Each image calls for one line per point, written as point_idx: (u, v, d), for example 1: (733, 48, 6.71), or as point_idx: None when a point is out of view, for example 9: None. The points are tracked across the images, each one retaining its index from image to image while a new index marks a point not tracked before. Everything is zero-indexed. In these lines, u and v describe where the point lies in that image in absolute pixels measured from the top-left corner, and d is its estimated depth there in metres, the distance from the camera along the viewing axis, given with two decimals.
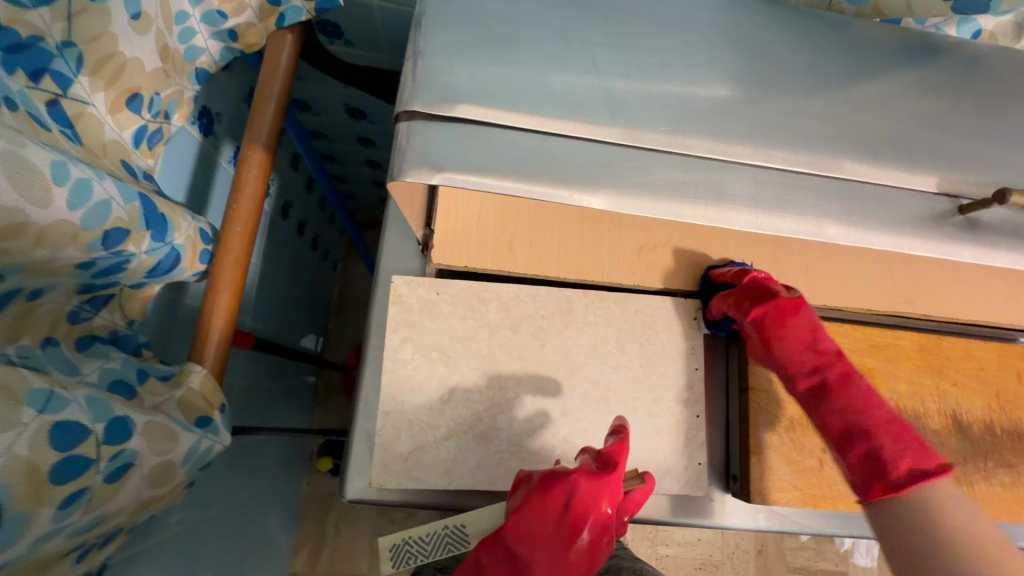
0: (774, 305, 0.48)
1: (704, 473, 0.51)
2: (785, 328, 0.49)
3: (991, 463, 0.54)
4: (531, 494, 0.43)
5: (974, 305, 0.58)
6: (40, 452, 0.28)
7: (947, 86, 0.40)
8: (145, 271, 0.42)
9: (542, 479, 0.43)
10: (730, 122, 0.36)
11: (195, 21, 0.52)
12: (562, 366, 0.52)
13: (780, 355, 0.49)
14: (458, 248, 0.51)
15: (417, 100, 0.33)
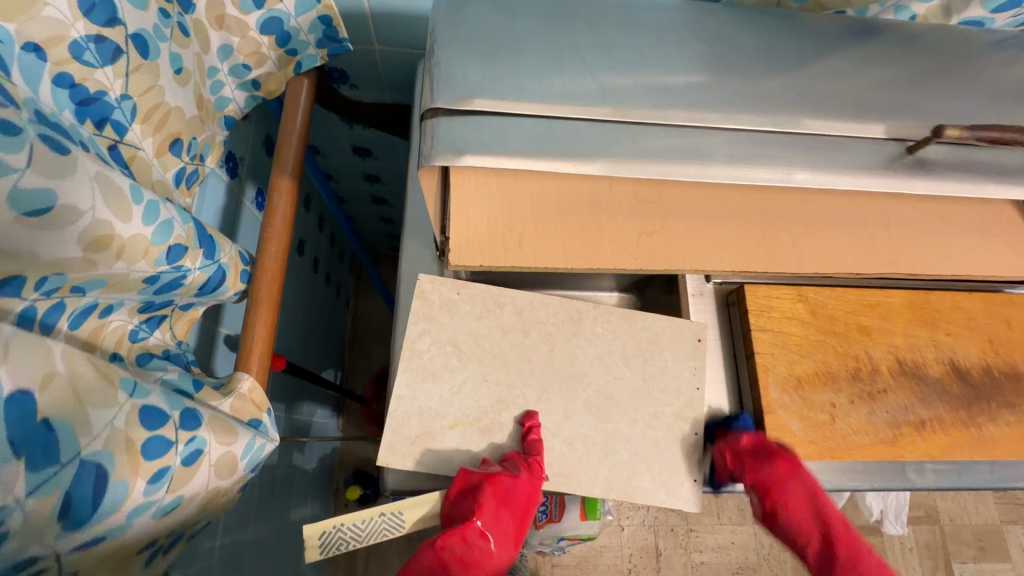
0: (772, 471, 0.51)
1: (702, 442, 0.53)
2: (788, 499, 0.52)
3: (994, 404, 0.57)
4: (486, 491, 0.46)
5: (953, 262, 0.63)
6: (134, 430, 0.32)
7: (889, 59, 0.45)
8: (197, 287, 0.47)
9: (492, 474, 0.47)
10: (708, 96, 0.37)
11: (224, 75, 0.60)
12: (568, 372, 0.54)
13: (786, 525, 0.53)
14: (473, 250, 0.58)
15: (440, 99, 0.33)
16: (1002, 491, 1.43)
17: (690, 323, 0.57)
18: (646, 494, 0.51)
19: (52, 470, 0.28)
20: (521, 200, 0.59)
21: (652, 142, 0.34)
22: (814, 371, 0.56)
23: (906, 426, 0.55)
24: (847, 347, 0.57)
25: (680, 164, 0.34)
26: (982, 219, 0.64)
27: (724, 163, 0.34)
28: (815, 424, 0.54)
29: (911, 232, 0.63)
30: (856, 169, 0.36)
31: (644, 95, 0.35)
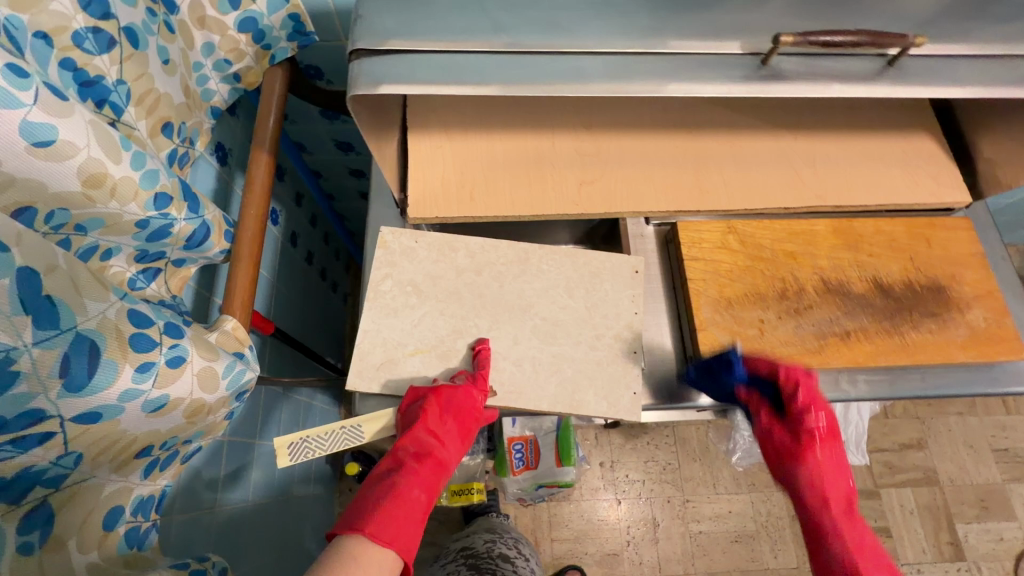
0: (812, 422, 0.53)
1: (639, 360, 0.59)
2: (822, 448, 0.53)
3: (916, 314, 0.61)
4: (430, 402, 0.54)
5: (877, 193, 0.68)
6: (124, 324, 0.39)
7: None
8: (184, 239, 0.54)
9: (433, 390, 0.55)
10: (598, 22, 0.42)
11: (208, 69, 0.68)
12: (516, 304, 0.61)
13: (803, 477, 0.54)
14: (429, 204, 0.64)
15: (361, 42, 0.40)
16: (1001, 450, 1.42)
17: (628, 258, 0.63)
18: (590, 407, 0.57)
19: (52, 331, 0.35)
20: (471, 160, 0.66)
21: (539, 67, 0.41)
22: (743, 293, 0.61)
23: (831, 336, 0.60)
24: (774, 270, 0.63)
25: (563, 83, 0.40)
26: (904, 156, 0.70)
27: (601, 80, 0.41)
28: (746, 338, 0.60)
29: (836, 169, 0.69)
30: (722, 80, 0.42)
31: (532, 23, 0.41)
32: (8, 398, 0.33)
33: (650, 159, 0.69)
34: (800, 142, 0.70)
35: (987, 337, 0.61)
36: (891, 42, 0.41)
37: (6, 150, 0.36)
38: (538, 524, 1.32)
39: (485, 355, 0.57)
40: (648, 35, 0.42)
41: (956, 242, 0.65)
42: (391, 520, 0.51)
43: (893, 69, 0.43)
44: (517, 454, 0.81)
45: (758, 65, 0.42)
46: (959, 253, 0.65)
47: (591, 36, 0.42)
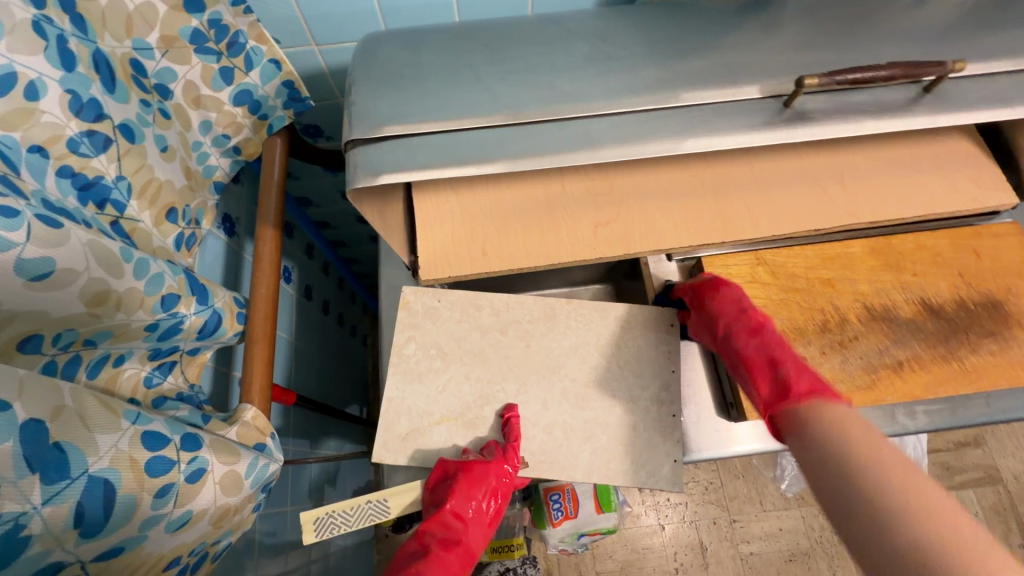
0: None
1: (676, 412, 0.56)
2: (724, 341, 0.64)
3: (973, 335, 0.57)
4: (459, 483, 0.52)
5: (915, 204, 0.63)
6: (138, 450, 0.38)
7: (785, 20, 0.48)
8: (196, 331, 0.53)
9: (464, 469, 0.53)
10: (599, 85, 0.40)
11: (208, 146, 0.68)
12: (545, 363, 0.58)
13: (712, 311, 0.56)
14: (440, 263, 0.62)
15: (356, 131, 0.39)
16: None
17: (663, 310, 0.61)
18: (630, 459, 0.55)
19: (64, 483, 0.33)
20: (479, 213, 0.64)
21: (545, 136, 0.39)
22: (781, 328, 0.58)
23: (882, 368, 0.56)
24: (811, 301, 0.59)
25: (573, 151, 0.38)
26: (939, 159, 0.65)
27: (611, 144, 0.38)
28: None
29: (867, 182, 0.65)
30: (740, 129, 0.39)
31: (534, 95, 0.40)
32: (23, 562, 0.32)
33: (667, 191, 0.65)
34: (824, 157, 0.66)
35: None
36: (926, 71, 0.38)
37: (5, 291, 0.35)
38: (582, 558, 1.27)
39: (514, 424, 0.55)
40: (654, 92, 0.40)
41: (1007, 250, 0.61)
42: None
43: (931, 95, 0.40)
44: (555, 505, 0.79)
45: (780, 108, 0.40)
46: (1012, 261, 0.60)
47: (598, 98, 0.40)
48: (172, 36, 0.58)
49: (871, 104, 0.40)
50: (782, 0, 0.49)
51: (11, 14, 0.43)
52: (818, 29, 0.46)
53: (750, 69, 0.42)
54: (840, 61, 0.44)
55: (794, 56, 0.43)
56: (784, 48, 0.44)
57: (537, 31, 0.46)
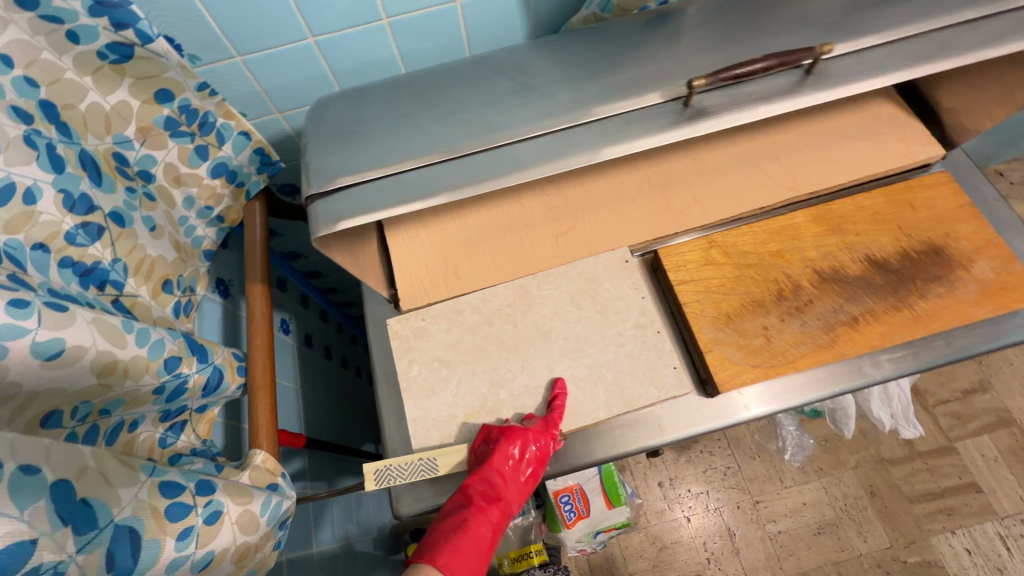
0: None
1: (659, 379, 0.59)
2: None
3: (921, 282, 0.60)
4: (501, 446, 0.56)
5: (847, 169, 0.68)
6: (156, 498, 0.42)
7: (685, 29, 0.54)
8: (201, 389, 0.57)
9: (506, 436, 0.56)
10: (522, 112, 0.46)
11: (193, 220, 0.73)
12: (535, 333, 0.62)
13: None
14: (417, 291, 0.66)
15: (312, 187, 0.44)
16: None
17: (614, 251, 0.66)
18: (642, 397, 0.58)
19: (92, 532, 0.38)
20: (447, 243, 0.69)
21: (479, 163, 0.44)
22: (739, 304, 0.61)
23: (839, 326, 0.59)
24: (765, 275, 0.63)
25: (505, 173, 0.43)
26: (865, 124, 0.70)
27: (536, 162, 0.43)
28: (755, 349, 0.59)
29: (801, 156, 0.69)
30: (651, 131, 0.44)
31: (465, 131, 0.45)
32: None
33: (620, 193, 0.70)
34: (761, 139, 0.71)
35: (1003, 286, 0.59)
36: (799, 57, 0.43)
37: (24, 371, 0.40)
38: (612, 562, 1.28)
39: (560, 399, 0.58)
40: (570, 110, 0.45)
41: (940, 198, 0.65)
42: (457, 551, 0.58)
43: (814, 76, 0.45)
44: (566, 507, 0.81)
45: (682, 108, 0.44)
46: (947, 207, 0.64)
47: (522, 124, 0.45)
48: (147, 126, 0.64)
49: (764, 90, 0.44)
50: (680, 13, 0.56)
51: (5, 133, 0.49)
52: (715, 34, 0.52)
53: (657, 73, 0.47)
54: (736, 55, 0.49)
55: (697, 58, 0.49)
56: (686, 52, 0.49)
57: (466, 72, 0.52)
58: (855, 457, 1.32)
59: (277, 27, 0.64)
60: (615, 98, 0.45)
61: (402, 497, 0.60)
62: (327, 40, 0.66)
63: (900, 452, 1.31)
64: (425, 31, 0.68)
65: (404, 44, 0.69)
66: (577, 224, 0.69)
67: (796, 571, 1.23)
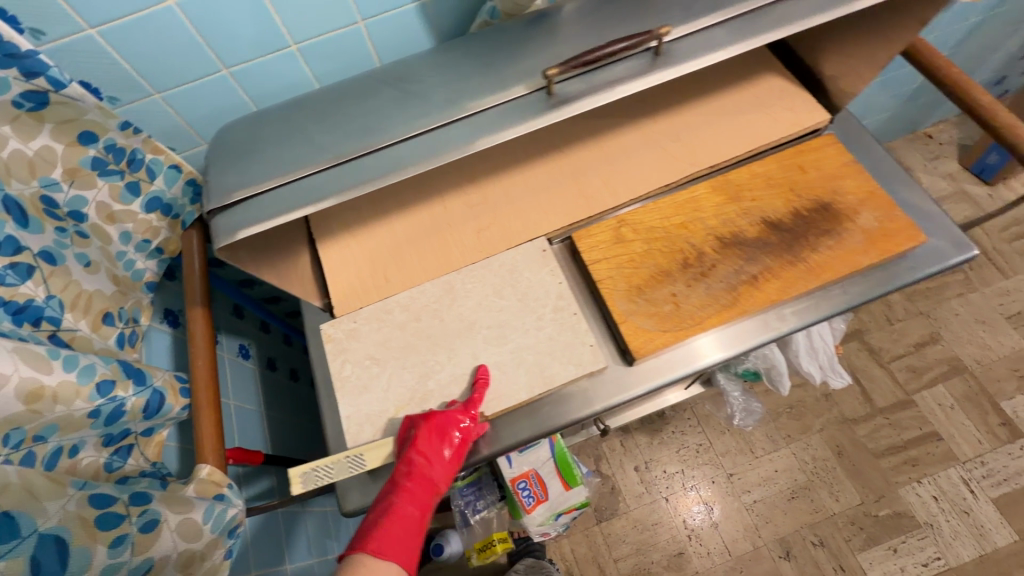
0: None
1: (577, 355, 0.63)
2: None
3: (812, 237, 0.65)
4: (421, 427, 0.59)
5: (742, 140, 0.72)
6: (85, 509, 0.47)
7: (557, 28, 0.58)
8: (141, 411, 0.60)
9: (427, 417, 0.60)
10: (403, 115, 0.49)
11: (132, 253, 0.75)
12: (460, 324, 0.66)
13: None
14: (350, 298, 0.70)
15: (212, 202, 0.47)
16: (1014, 315, 1.41)
17: (533, 240, 0.70)
18: (561, 375, 0.63)
19: (18, 541, 0.42)
20: (376, 250, 0.72)
21: (368, 165, 0.48)
22: (649, 275, 0.65)
23: (741, 285, 0.63)
24: (671, 246, 0.67)
25: (388, 171, 0.47)
26: (755, 99, 0.75)
27: (416, 159, 0.47)
28: (665, 316, 0.63)
29: (700, 133, 0.74)
30: (520, 120, 0.48)
31: (352, 137, 0.49)
32: None
33: (535, 185, 0.74)
34: (662, 122, 0.75)
35: (888, 232, 0.64)
36: (641, 41, 0.47)
37: None
38: (596, 550, 1.30)
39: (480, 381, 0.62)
40: (446, 108, 0.49)
41: (827, 159, 0.70)
42: (388, 537, 0.61)
43: (662, 57, 0.49)
44: (524, 492, 0.83)
45: (546, 97, 0.49)
46: (832, 167, 0.69)
47: (403, 125, 0.49)
48: (73, 167, 0.67)
49: (617, 74, 0.48)
50: (556, 13, 0.60)
51: None
52: (582, 31, 0.57)
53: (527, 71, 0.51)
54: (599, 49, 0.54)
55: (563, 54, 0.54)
56: (555, 50, 0.54)
57: (357, 87, 0.56)
58: (820, 420, 1.36)
59: (189, 62, 0.67)
60: (488, 94, 0.50)
61: (348, 494, 0.64)
62: (241, 70, 0.70)
63: (862, 410, 1.36)
64: (334, 53, 0.72)
65: (317, 66, 0.73)
66: (496, 218, 0.72)
67: (773, 538, 1.26)
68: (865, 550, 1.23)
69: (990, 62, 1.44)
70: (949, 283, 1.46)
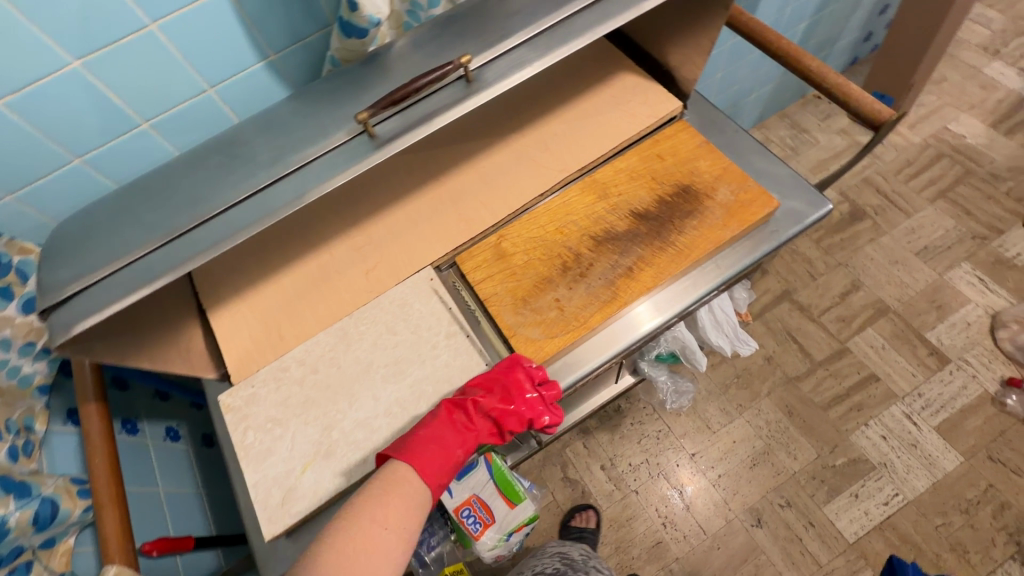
0: None
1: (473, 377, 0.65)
2: None
3: (676, 221, 0.68)
4: (505, 383, 0.60)
5: (605, 139, 0.75)
6: None
7: (387, 66, 0.60)
8: (29, 524, 0.62)
9: (514, 379, 0.60)
10: (233, 182, 0.51)
11: (16, 359, 0.71)
12: (358, 368, 0.66)
13: None
14: (247, 363, 0.68)
15: (47, 302, 0.48)
16: (922, 249, 1.50)
17: (420, 270, 0.71)
18: None
19: None
20: (267, 308, 0.71)
21: (201, 237, 0.49)
22: (531, 284, 0.67)
23: (618, 278, 0.66)
24: (549, 252, 0.69)
25: (219, 239, 0.48)
26: (612, 97, 0.78)
27: (245, 222, 0.48)
28: (551, 321, 0.64)
29: (565, 139, 0.77)
30: (344, 165, 0.50)
31: (185, 213, 0.50)
32: None
33: (415, 216, 0.75)
34: (529, 135, 0.78)
35: (745, 201, 0.68)
36: (447, 72, 0.50)
37: None
38: None
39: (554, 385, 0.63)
40: (272, 169, 0.51)
41: (681, 146, 0.74)
42: (427, 463, 0.59)
43: (472, 83, 0.52)
44: (470, 519, 0.82)
45: (368, 138, 0.50)
46: (687, 151, 0.73)
47: (234, 192, 0.50)
48: None
49: (432, 106, 0.51)
50: (388, 52, 0.62)
51: None
52: (408, 67, 0.59)
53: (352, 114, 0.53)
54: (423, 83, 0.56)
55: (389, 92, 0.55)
56: (382, 90, 0.56)
57: (197, 161, 0.57)
58: (766, 385, 1.40)
59: (34, 159, 0.66)
60: (312, 146, 0.51)
61: (269, 563, 0.62)
62: (95, 156, 0.69)
63: (803, 367, 1.40)
64: (191, 124, 0.72)
65: (177, 140, 0.73)
66: (381, 254, 0.73)
67: (744, 508, 1.28)
68: (830, 502, 1.26)
69: (852, 22, 1.55)
70: (860, 231, 1.54)
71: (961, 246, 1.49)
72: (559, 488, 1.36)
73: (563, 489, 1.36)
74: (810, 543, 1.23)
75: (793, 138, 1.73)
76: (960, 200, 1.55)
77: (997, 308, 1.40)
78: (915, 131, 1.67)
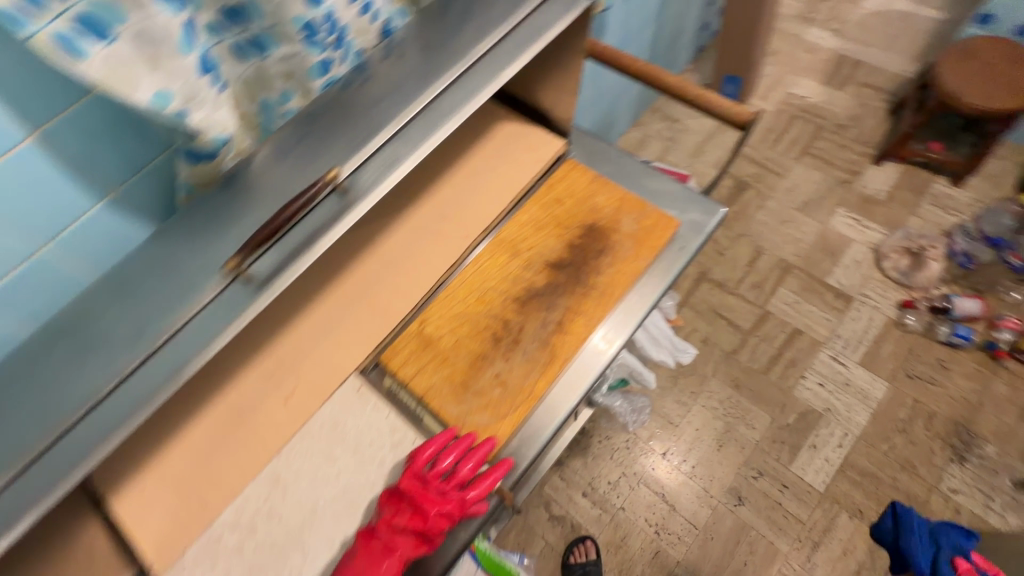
0: None
1: None
2: None
3: (591, 261, 0.68)
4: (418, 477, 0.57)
5: (501, 193, 0.73)
6: None
7: (245, 184, 0.55)
8: None
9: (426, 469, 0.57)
10: (97, 370, 0.45)
11: None
12: (303, 512, 0.59)
13: None
14: (162, 550, 0.56)
15: None
16: (803, 205, 1.64)
17: (344, 380, 0.64)
18: None
19: None
20: (167, 475, 0.58)
21: (61, 457, 0.41)
22: (467, 366, 0.63)
23: (552, 335, 0.64)
24: (475, 327, 0.66)
25: (94, 444, 0.42)
26: (495, 150, 0.77)
27: (124, 416, 0.43)
28: (498, 399, 0.61)
29: (461, 202, 0.73)
30: (230, 317, 0.47)
31: (39, 425, 0.42)
32: None
33: (322, 321, 0.67)
34: (422, 207, 0.74)
35: (649, 228, 0.70)
36: (315, 191, 0.49)
37: None
38: None
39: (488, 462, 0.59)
40: (143, 344, 0.45)
41: (574, 184, 0.75)
42: None
43: (344, 193, 0.51)
44: None
45: (247, 280, 0.48)
46: (581, 190, 0.74)
47: (100, 382, 0.44)
48: None
49: (309, 230, 0.49)
50: (243, 168, 0.56)
51: None
52: (270, 181, 0.55)
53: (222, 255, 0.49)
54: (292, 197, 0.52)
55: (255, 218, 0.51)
56: (246, 217, 0.52)
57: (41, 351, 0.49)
58: (710, 366, 1.46)
59: None
60: (186, 304, 0.47)
61: None
62: None
63: (737, 339, 1.48)
64: None
65: None
66: (294, 373, 0.64)
67: (723, 491, 1.32)
68: (794, 460, 1.33)
69: (690, 18, 1.68)
70: (749, 203, 1.66)
71: (833, 194, 1.66)
72: (549, 530, 1.32)
73: (553, 529, 1.32)
74: (790, 505, 1.29)
75: (668, 129, 1.84)
76: (820, 154, 1.72)
77: (876, 240, 1.56)
78: (767, 101, 1.84)
